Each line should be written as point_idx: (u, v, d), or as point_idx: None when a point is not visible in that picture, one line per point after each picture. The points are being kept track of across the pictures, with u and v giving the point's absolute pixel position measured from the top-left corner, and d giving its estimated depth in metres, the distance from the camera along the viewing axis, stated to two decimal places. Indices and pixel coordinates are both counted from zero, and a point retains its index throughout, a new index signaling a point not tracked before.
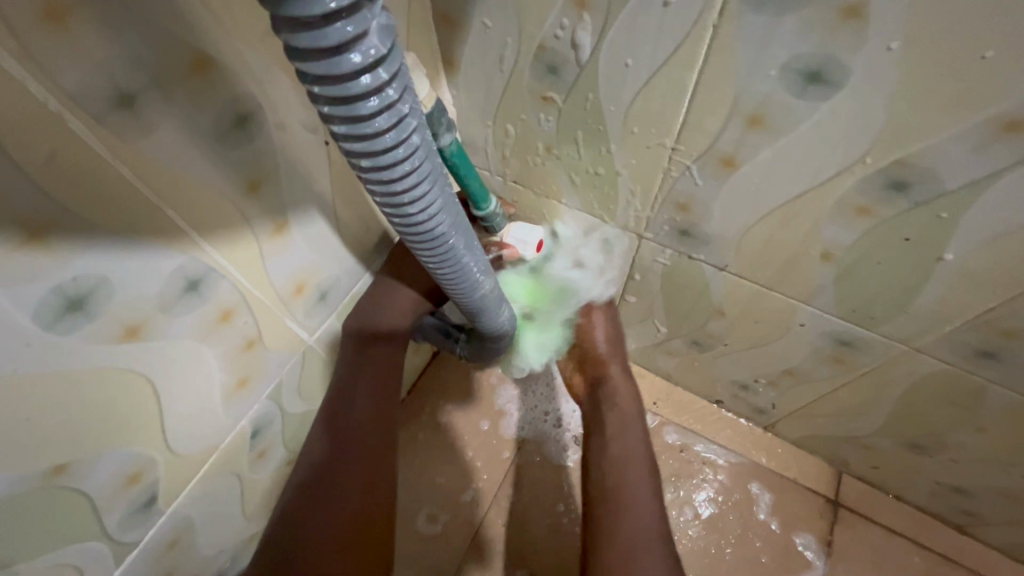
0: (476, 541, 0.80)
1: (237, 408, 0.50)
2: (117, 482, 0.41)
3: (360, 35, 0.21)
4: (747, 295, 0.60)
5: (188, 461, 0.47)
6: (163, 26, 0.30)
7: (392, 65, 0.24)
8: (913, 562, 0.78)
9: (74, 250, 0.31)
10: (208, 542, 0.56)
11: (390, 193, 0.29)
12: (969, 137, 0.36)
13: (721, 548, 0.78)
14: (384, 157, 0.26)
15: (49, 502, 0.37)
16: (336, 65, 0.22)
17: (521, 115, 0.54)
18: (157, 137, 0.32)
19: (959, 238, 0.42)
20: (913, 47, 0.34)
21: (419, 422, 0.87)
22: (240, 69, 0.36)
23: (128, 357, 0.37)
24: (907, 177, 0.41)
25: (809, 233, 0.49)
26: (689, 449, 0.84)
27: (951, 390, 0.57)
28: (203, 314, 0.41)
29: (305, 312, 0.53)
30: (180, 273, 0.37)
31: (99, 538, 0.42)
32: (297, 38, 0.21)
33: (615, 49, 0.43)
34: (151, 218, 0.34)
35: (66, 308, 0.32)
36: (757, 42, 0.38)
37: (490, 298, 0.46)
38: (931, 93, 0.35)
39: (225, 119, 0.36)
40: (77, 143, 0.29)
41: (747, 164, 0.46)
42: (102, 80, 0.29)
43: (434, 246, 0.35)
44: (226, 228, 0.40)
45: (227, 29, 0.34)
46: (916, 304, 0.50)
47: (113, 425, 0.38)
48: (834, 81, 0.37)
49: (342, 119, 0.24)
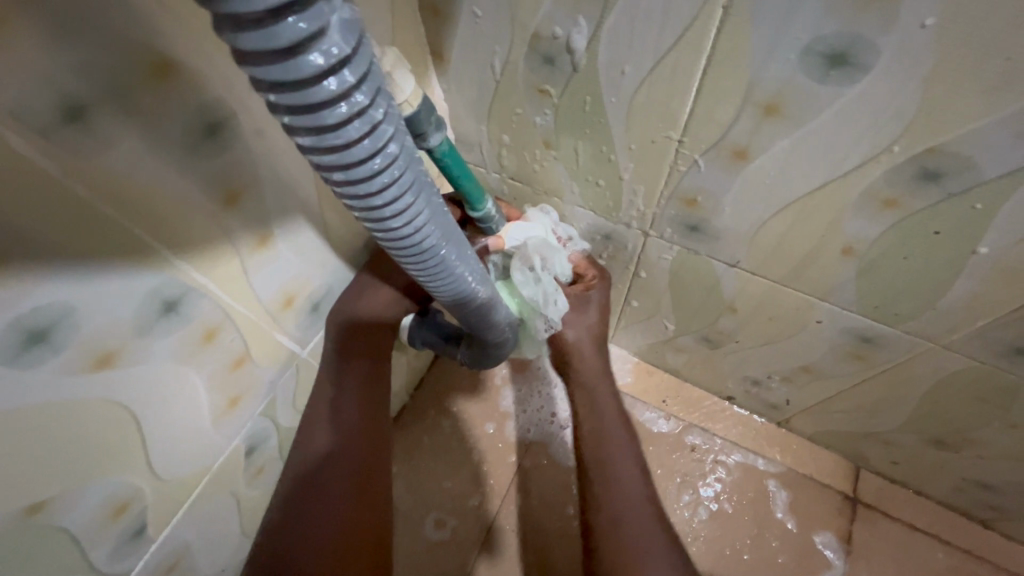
0: (485, 546, 0.78)
1: (228, 427, 0.47)
2: (102, 514, 0.39)
3: (317, 31, 0.18)
4: (761, 292, 0.57)
5: (177, 485, 0.45)
6: (116, 30, 0.27)
7: (360, 65, 0.21)
8: (937, 559, 0.76)
9: (31, 279, 0.28)
10: (206, 563, 0.54)
11: (370, 207, 0.26)
12: (1013, 122, 0.33)
13: (737, 550, 0.76)
14: (358, 170, 0.23)
15: (28, 543, 0.35)
16: (293, 70, 0.19)
17: (516, 109, 0.50)
18: (117, 153, 0.30)
19: (995, 229, 0.39)
20: (953, 24, 0.30)
21: (422, 426, 0.85)
22: (207, 74, 0.33)
23: (102, 387, 0.34)
24: (941, 167, 0.37)
25: (829, 227, 0.46)
26: (700, 447, 0.82)
27: (981, 386, 0.54)
28: (183, 335, 0.39)
29: (295, 325, 0.51)
30: (155, 294, 0.35)
31: (87, 572, 0.40)
32: (242, 39, 0.17)
33: (617, 37, 0.40)
34: (117, 237, 0.31)
35: (28, 341, 0.29)
36: (774, 24, 0.34)
37: (486, 304, 0.44)
38: (971, 74, 0.32)
39: (194, 128, 0.33)
40: (24, 164, 0.26)
41: (761, 156, 0.43)
42: (50, 94, 0.26)
43: (423, 259, 0.32)
44: (203, 244, 0.37)
45: (189, 29, 0.31)
46: (946, 300, 0.46)
47: (90, 458, 0.36)
48: (860, 63, 0.34)
49: (306, 130, 0.21)
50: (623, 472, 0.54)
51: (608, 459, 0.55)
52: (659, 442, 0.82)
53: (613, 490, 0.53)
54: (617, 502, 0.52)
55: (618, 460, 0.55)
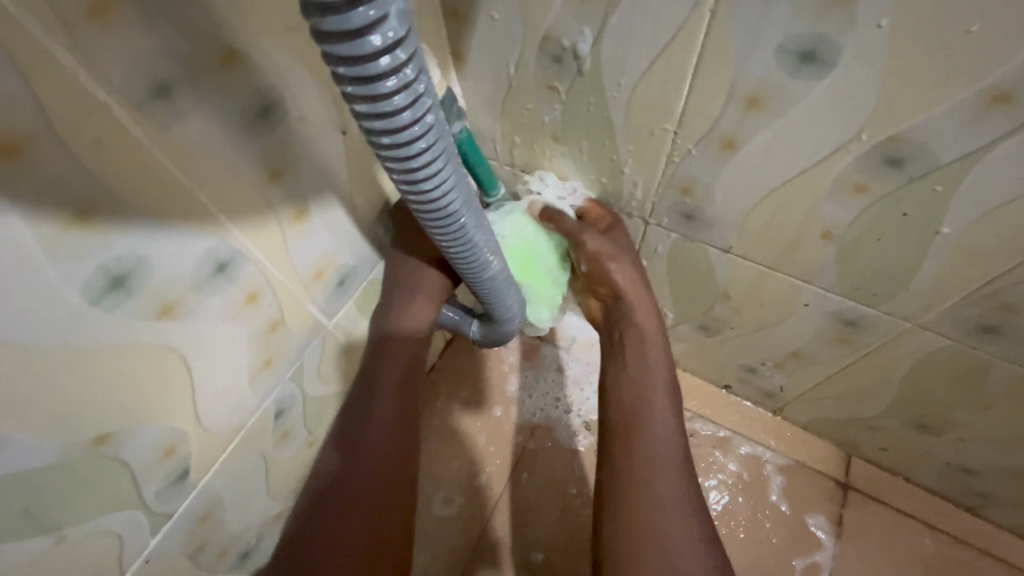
0: (491, 522, 0.82)
1: (262, 387, 0.52)
2: (154, 454, 0.44)
3: (380, 18, 0.23)
4: (752, 278, 0.61)
5: (218, 436, 0.50)
6: (197, 23, 0.33)
7: (410, 47, 0.26)
8: (924, 543, 0.79)
9: (116, 231, 0.33)
10: (236, 518, 0.58)
11: (408, 169, 0.31)
12: (961, 111, 0.38)
13: (732, 530, 0.80)
14: (402, 135, 0.28)
15: (92, 470, 0.39)
16: (359, 47, 0.24)
17: (528, 104, 0.55)
18: (190, 126, 0.35)
19: (955, 211, 0.44)
20: (903, 25, 0.35)
21: (433, 410, 0.89)
22: (263, 63, 0.38)
23: (164, 333, 0.39)
24: (903, 152, 0.42)
25: (810, 212, 0.50)
26: (698, 433, 0.86)
27: (957, 366, 0.58)
28: (230, 294, 0.44)
29: (324, 297, 0.56)
30: (211, 255, 0.40)
31: (138, 508, 0.45)
32: (325, 21, 0.23)
33: (616, 38, 0.45)
34: (185, 201, 0.37)
35: (110, 285, 0.34)
36: (753, 26, 0.39)
37: (499, 277, 0.48)
38: (923, 68, 0.37)
39: (251, 109, 0.38)
40: (120, 131, 0.31)
41: (746, 146, 0.47)
42: (143, 74, 0.31)
43: (447, 224, 0.37)
44: (251, 213, 0.42)
45: (251, 23, 0.36)
46: (917, 279, 0.51)
47: (149, 400, 0.41)
48: (827, 60, 0.39)
49: (364, 98, 0.26)
50: (661, 461, 0.55)
51: (641, 411, 0.58)
52: None
53: (650, 481, 0.54)
54: (653, 493, 0.53)
55: (657, 449, 0.56)
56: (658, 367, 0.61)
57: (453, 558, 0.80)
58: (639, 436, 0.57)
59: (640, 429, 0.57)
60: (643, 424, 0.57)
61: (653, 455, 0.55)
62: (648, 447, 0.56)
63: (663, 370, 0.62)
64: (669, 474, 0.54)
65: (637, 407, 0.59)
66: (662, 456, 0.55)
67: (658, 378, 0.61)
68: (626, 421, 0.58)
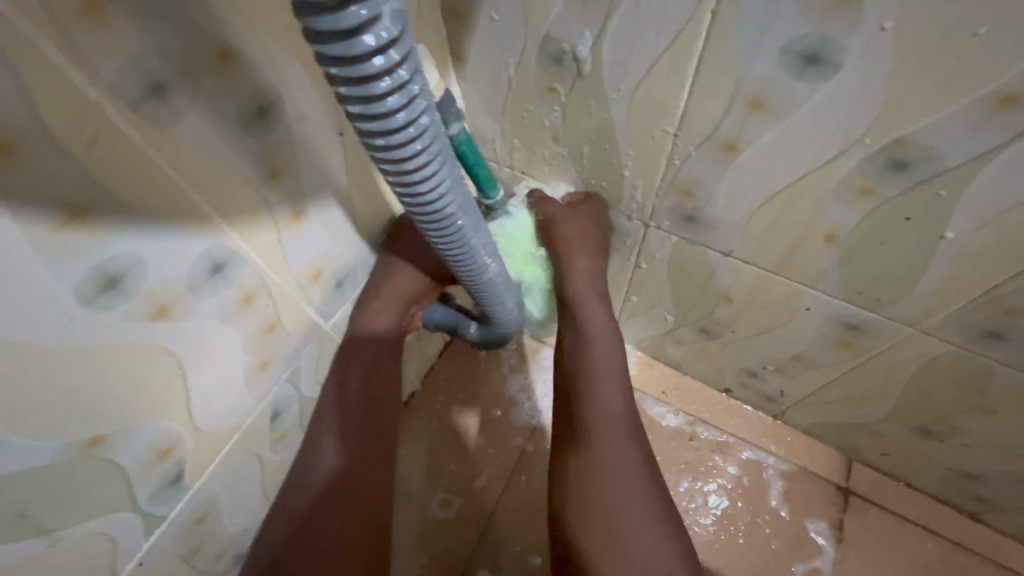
0: (490, 525, 0.82)
1: (258, 389, 0.52)
2: (149, 456, 0.43)
3: (373, 17, 0.23)
4: (753, 281, 0.61)
5: (213, 438, 0.49)
6: (193, 21, 0.32)
7: (404, 47, 0.25)
8: (926, 549, 0.78)
9: (111, 231, 0.33)
10: (232, 520, 0.58)
11: (403, 171, 0.30)
12: (968, 114, 0.37)
13: (731, 534, 0.79)
14: (396, 136, 0.28)
15: (86, 472, 0.39)
16: (351, 47, 0.23)
17: (528, 105, 0.55)
18: (187, 126, 0.34)
19: (960, 216, 0.43)
20: (908, 27, 0.35)
21: (431, 411, 0.88)
22: (261, 62, 0.38)
23: (157, 335, 0.39)
24: (908, 156, 0.41)
25: (812, 215, 0.50)
26: (698, 437, 0.85)
27: (960, 372, 0.57)
28: (226, 296, 0.43)
29: (321, 298, 0.55)
30: (206, 256, 0.40)
31: (133, 510, 0.44)
32: (317, 21, 0.22)
33: (618, 39, 0.45)
34: (181, 201, 0.36)
35: (104, 286, 0.34)
36: (756, 27, 0.39)
37: (497, 279, 0.48)
38: (929, 70, 0.36)
39: (248, 109, 0.38)
40: (115, 131, 0.31)
41: (749, 148, 0.47)
42: (138, 73, 0.31)
43: (443, 226, 0.37)
44: (247, 214, 0.42)
45: (249, 22, 0.36)
46: (921, 284, 0.50)
47: (143, 402, 0.40)
48: (831, 62, 0.38)
49: (357, 99, 0.26)
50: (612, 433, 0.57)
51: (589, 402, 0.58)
52: (659, 432, 0.86)
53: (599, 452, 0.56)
54: (603, 464, 0.55)
55: (607, 420, 0.57)
56: (600, 343, 0.61)
57: (451, 561, 0.80)
58: (592, 410, 0.58)
59: (591, 404, 0.58)
60: (593, 397, 0.58)
61: (602, 428, 0.57)
62: (598, 421, 0.57)
63: (614, 353, 0.61)
64: (620, 445, 0.56)
65: (587, 390, 0.59)
66: (612, 428, 0.57)
67: (607, 360, 0.60)
68: (578, 394, 0.59)
